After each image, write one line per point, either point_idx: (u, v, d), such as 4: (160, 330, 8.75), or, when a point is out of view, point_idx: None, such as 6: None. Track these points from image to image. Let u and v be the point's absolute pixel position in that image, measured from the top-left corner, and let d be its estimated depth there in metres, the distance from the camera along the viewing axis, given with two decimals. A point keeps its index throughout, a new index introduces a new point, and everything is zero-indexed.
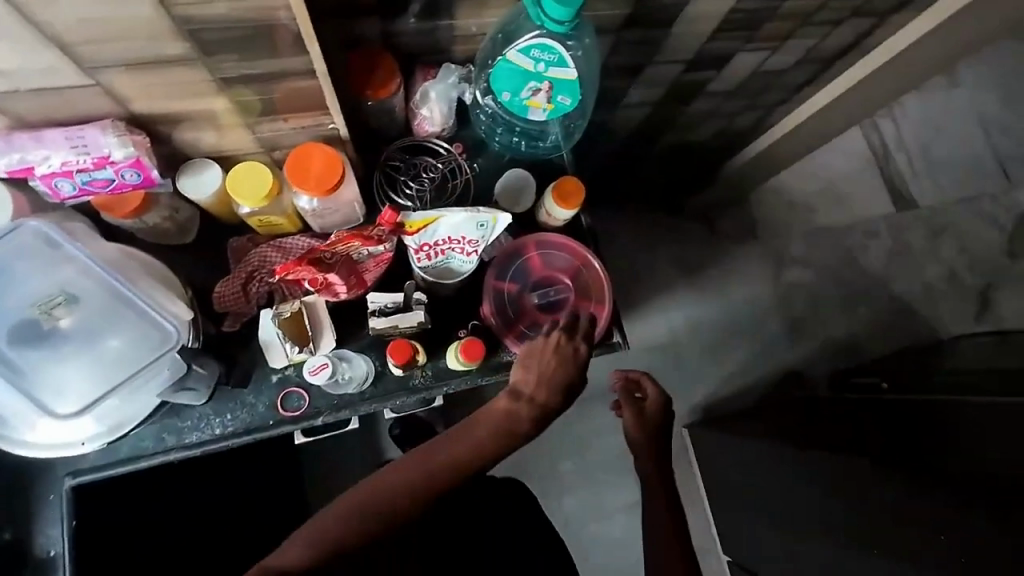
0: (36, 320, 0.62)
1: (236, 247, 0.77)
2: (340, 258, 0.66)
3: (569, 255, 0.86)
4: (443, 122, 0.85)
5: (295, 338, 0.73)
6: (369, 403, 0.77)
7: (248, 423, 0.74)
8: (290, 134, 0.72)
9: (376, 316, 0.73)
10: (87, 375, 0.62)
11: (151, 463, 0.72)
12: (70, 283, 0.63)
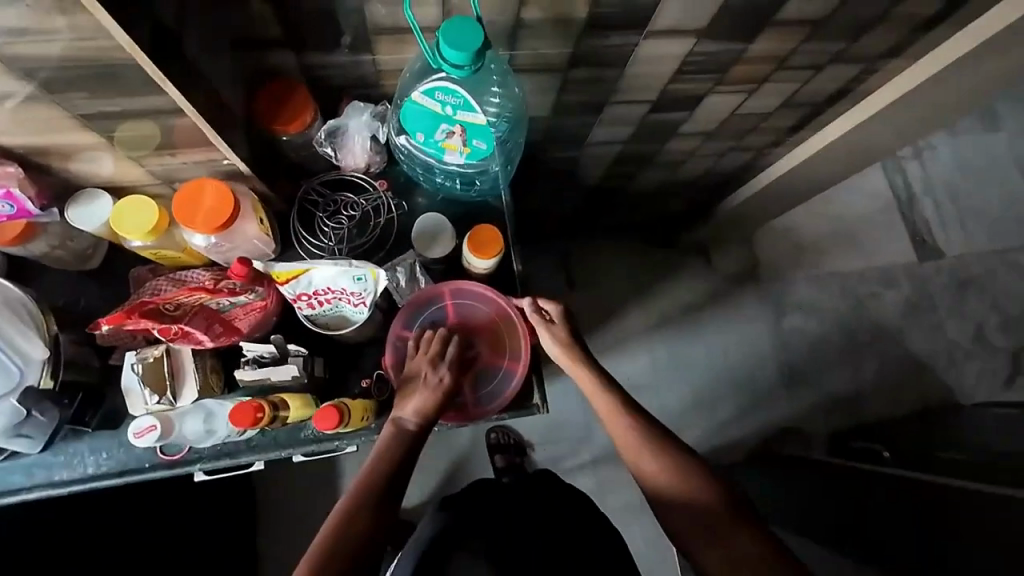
0: None
1: (135, 278, 0.75)
2: (191, 310, 0.58)
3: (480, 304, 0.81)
4: (366, 159, 0.82)
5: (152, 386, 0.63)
6: (255, 453, 0.71)
7: (123, 464, 0.68)
8: (185, 167, 0.69)
9: (246, 368, 0.66)
10: None
11: (11, 499, 0.66)
12: None
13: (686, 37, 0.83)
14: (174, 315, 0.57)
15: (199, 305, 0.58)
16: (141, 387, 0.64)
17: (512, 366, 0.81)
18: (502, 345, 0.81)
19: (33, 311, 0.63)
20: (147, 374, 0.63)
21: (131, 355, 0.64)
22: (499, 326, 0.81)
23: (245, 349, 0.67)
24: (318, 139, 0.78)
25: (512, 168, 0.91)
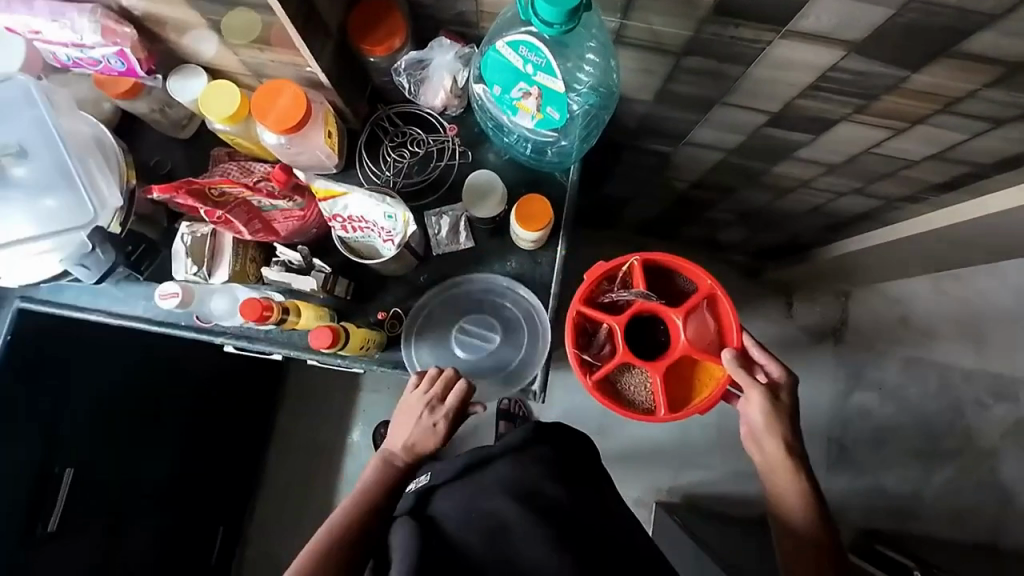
0: None
1: (213, 157, 0.80)
2: (236, 201, 0.62)
3: (713, 320, 0.80)
4: (443, 98, 0.80)
5: (192, 257, 0.69)
6: (266, 342, 0.77)
7: (163, 315, 0.79)
8: (274, 65, 0.72)
9: (273, 268, 0.72)
10: (9, 220, 0.67)
11: (79, 315, 0.79)
12: (27, 140, 0.67)
13: (834, 47, 0.70)
14: (220, 200, 0.62)
15: (243, 198, 0.63)
16: (185, 256, 0.70)
17: (672, 389, 0.80)
18: (683, 371, 0.80)
19: (121, 164, 0.71)
20: (193, 245, 0.70)
21: (183, 226, 0.71)
22: (708, 350, 0.79)
23: (278, 251, 0.73)
24: (397, 69, 0.77)
25: (593, 141, 0.83)
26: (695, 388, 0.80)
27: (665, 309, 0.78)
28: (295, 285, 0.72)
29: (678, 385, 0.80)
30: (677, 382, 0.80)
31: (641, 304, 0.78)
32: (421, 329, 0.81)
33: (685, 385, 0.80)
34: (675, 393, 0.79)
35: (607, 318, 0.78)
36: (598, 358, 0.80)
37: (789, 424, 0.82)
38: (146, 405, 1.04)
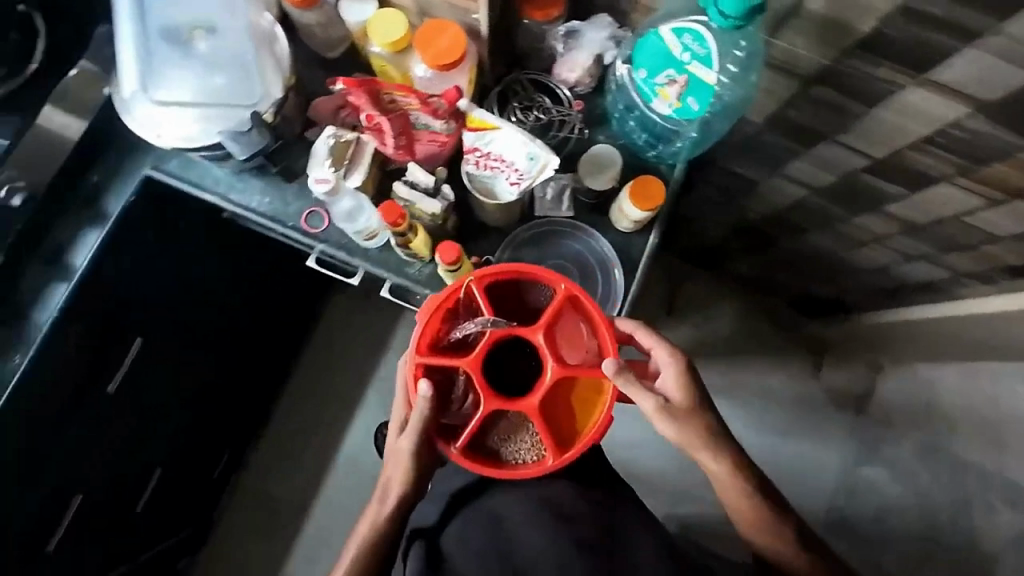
0: (186, 31, 0.78)
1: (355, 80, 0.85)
2: (397, 108, 0.73)
3: (591, 327, 0.77)
4: (580, 74, 0.84)
5: (334, 156, 0.74)
6: (364, 259, 0.83)
7: (275, 213, 0.84)
8: (442, 7, 0.78)
9: (403, 185, 0.76)
10: (190, 86, 0.78)
11: (199, 195, 0.85)
12: (221, 24, 0.79)
13: (962, 103, 0.74)
14: (388, 106, 0.73)
15: (405, 110, 0.74)
16: (325, 156, 0.76)
17: (554, 421, 0.77)
18: (560, 396, 0.77)
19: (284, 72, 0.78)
20: (336, 147, 0.76)
21: (329, 129, 0.76)
22: (582, 365, 0.76)
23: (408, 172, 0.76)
24: (553, 34, 0.83)
25: (704, 149, 0.87)
26: (586, 414, 0.77)
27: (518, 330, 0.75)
28: (418, 208, 0.77)
29: (562, 416, 0.77)
30: (557, 413, 0.77)
31: (487, 335, 0.75)
32: None
33: (570, 412, 0.78)
34: (562, 421, 0.77)
35: (457, 364, 0.74)
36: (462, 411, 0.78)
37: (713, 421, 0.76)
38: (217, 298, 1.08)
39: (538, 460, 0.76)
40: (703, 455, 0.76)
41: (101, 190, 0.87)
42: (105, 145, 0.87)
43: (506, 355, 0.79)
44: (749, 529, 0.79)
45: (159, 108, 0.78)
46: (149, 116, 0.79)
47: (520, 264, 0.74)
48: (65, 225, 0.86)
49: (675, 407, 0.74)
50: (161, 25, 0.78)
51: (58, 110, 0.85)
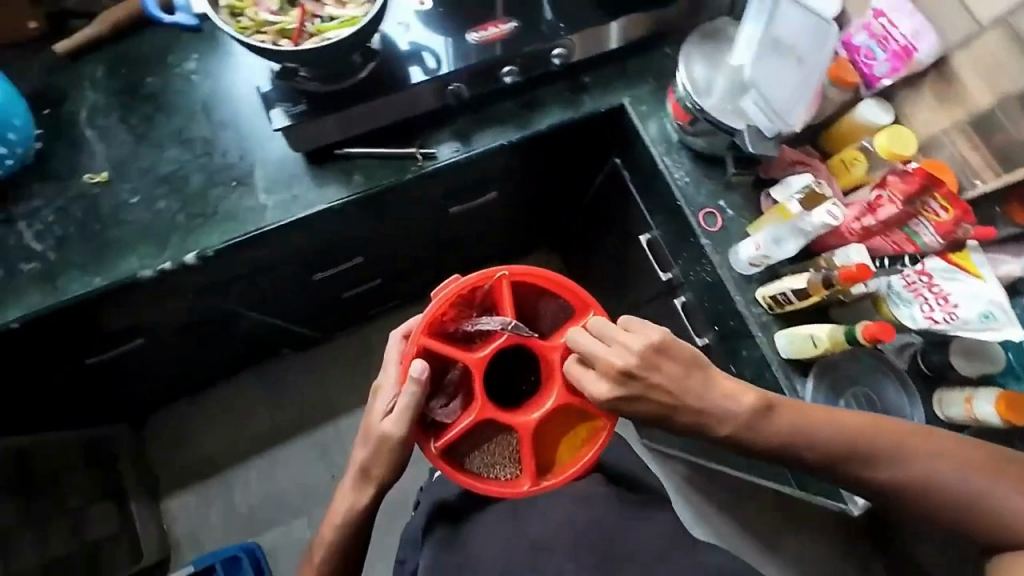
0: (778, 44, 0.91)
1: (807, 150, 0.99)
2: (915, 209, 0.84)
3: None
4: (1019, 270, 0.87)
5: (813, 195, 0.89)
6: (728, 273, 0.94)
7: (685, 192, 0.98)
8: (950, 158, 0.90)
9: (847, 254, 0.86)
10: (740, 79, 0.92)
11: (645, 141, 1.01)
12: (802, 59, 0.90)
13: None
14: (912, 205, 0.83)
15: (914, 216, 0.84)
16: (802, 189, 0.90)
17: (536, 446, 0.80)
18: (548, 424, 0.80)
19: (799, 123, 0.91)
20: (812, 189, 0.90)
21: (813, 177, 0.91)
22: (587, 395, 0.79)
23: (841, 253, 0.87)
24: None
25: None
26: (575, 447, 0.79)
27: (535, 342, 0.79)
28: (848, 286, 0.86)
29: (545, 443, 0.80)
30: (543, 438, 0.80)
31: (502, 339, 0.80)
32: (821, 371, 0.91)
33: (552, 444, 0.80)
34: (549, 449, 0.80)
35: (461, 358, 0.78)
36: (445, 413, 0.80)
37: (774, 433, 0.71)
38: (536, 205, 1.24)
39: (512, 476, 0.79)
40: (712, 438, 0.73)
41: (584, 88, 1.02)
42: (608, 63, 1.04)
43: (514, 360, 0.86)
44: (867, 486, 0.71)
45: (706, 70, 0.94)
46: (710, 79, 0.93)
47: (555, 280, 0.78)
48: (544, 96, 1.01)
49: (644, 409, 0.70)
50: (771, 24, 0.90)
51: (597, 31, 0.97)
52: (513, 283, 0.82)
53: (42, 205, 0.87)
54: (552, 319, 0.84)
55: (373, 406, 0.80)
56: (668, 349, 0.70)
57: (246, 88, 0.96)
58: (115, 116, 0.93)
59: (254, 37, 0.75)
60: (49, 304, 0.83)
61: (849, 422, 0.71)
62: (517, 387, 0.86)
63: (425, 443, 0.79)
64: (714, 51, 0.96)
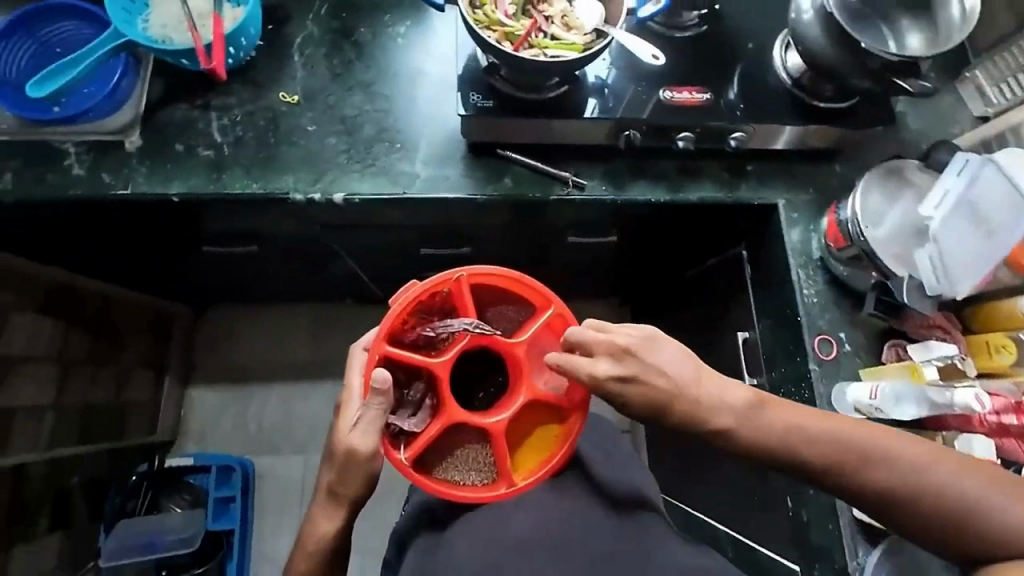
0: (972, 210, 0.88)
1: (947, 316, 0.95)
2: None
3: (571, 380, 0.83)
4: None
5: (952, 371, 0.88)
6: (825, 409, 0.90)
7: (807, 311, 0.96)
8: None
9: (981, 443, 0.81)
10: (914, 227, 0.92)
11: (784, 247, 0.99)
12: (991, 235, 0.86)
13: None
14: None
15: None
16: (945, 360, 0.88)
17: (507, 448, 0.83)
18: (516, 424, 0.84)
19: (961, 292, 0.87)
20: (949, 365, 0.88)
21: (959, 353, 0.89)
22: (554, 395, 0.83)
23: (971, 438, 0.82)
24: None
25: None
26: (544, 444, 0.83)
27: (500, 341, 0.82)
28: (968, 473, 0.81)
29: (515, 444, 0.84)
30: (513, 439, 0.84)
31: (466, 339, 0.82)
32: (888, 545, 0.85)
33: (523, 447, 0.84)
34: (518, 452, 0.83)
35: (425, 364, 0.79)
36: (411, 422, 0.82)
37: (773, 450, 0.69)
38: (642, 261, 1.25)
39: (488, 481, 0.82)
40: (705, 434, 0.71)
41: (743, 175, 1.02)
42: (775, 160, 1.04)
43: (483, 360, 0.90)
44: (867, 494, 0.68)
45: (886, 204, 0.93)
46: (884, 211, 0.92)
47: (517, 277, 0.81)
48: (703, 169, 1.01)
49: (639, 409, 0.70)
50: (970, 190, 0.88)
51: (780, 129, 0.97)
52: (472, 282, 0.84)
53: (234, 104, 0.94)
54: (506, 320, 0.87)
55: (339, 428, 0.80)
56: (651, 346, 0.70)
57: (441, 67, 1.01)
58: (323, 50, 1.00)
59: (485, 32, 0.80)
60: (207, 192, 0.89)
61: (837, 428, 0.69)
62: (485, 387, 0.90)
63: (392, 453, 0.80)
64: (898, 190, 0.94)
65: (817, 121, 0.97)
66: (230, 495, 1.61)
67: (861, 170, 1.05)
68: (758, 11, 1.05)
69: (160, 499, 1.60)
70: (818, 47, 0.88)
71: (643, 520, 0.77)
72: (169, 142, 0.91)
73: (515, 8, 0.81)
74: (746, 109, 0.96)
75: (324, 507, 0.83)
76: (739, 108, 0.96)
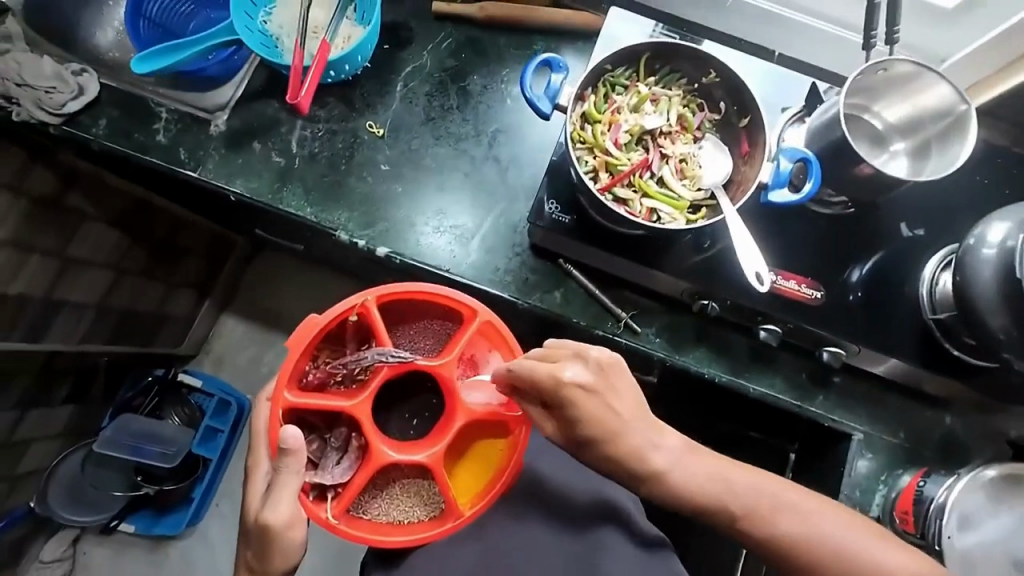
0: None
1: None
2: None
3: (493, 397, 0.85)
4: None
5: None
6: None
7: None
8: None
9: None
10: (1003, 554, 0.74)
11: (840, 490, 0.83)
12: None
13: None
14: None
15: None
16: None
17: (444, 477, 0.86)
18: (449, 452, 0.88)
19: None
20: None
21: None
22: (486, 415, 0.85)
23: None
24: None
25: None
26: (488, 463, 0.87)
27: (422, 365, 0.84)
28: None
29: (453, 474, 0.88)
30: (450, 470, 0.88)
31: (383, 370, 0.84)
32: None
33: (460, 477, 0.88)
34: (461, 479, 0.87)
35: (344, 406, 0.82)
36: (338, 470, 0.83)
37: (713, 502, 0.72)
38: (678, 405, 1.12)
39: (433, 514, 0.85)
40: (641, 474, 0.72)
41: (826, 387, 0.86)
42: (873, 383, 0.86)
43: (403, 389, 0.92)
44: (769, 545, 0.70)
45: (990, 513, 0.74)
46: (980, 517, 0.74)
47: (445, 289, 0.81)
48: (782, 363, 0.86)
49: (597, 441, 0.71)
50: None
51: (891, 360, 0.81)
52: (385, 308, 0.86)
53: (321, 118, 0.91)
54: (426, 339, 0.89)
55: (252, 500, 0.80)
56: (611, 371, 0.71)
57: (539, 146, 0.92)
58: (427, 87, 0.93)
59: (582, 157, 0.70)
60: (263, 200, 0.87)
61: (740, 479, 0.72)
62: (411, 416, 0.92)
63: (319, 510, 0.80)
64: (1012, 497, 0.75)
65: (938, 369, 0.80)
66: (221, 426, 1.64)
67: (975, 432, 0.86)
68: (931, 204, 0.85)
69: (164, 407, 1.66)
70: (984, 299, 0.71)
71: (598, 538, 0.84)
72: (249, 138, 0.90)
73: (628, 139, 0.70)
74: (863, 300, 0.81)
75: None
76: (855, 296, 0.81)
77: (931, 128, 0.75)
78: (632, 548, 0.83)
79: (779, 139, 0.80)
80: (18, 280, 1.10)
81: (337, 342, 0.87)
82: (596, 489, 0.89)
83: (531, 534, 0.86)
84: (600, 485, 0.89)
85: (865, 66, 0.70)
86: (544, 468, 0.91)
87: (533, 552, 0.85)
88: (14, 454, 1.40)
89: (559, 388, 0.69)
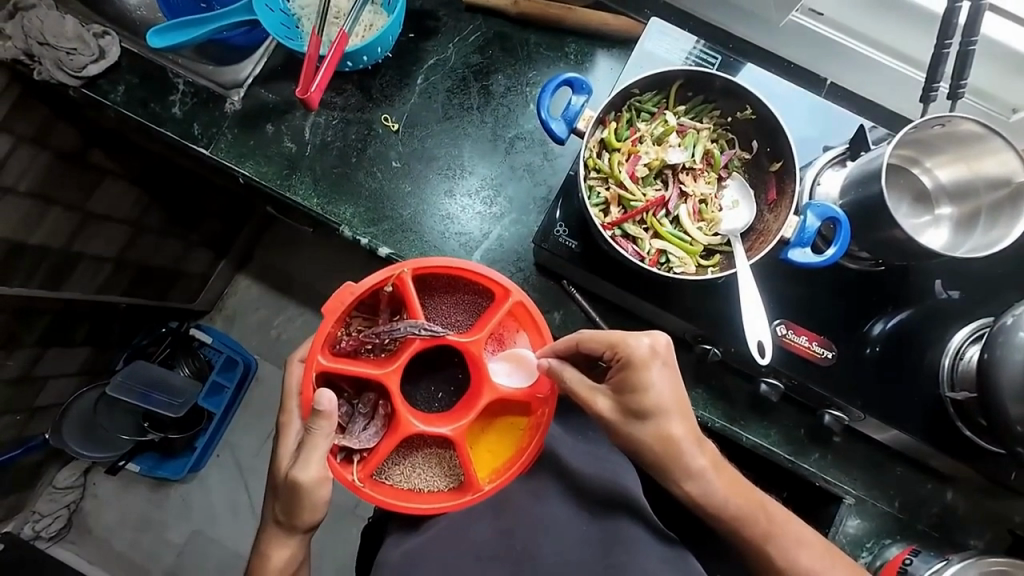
0: None
1: None
2: None
3: (525, 376, 0.73)
4: None
5: None
6: None
7: None
8: None
9: None
10: None
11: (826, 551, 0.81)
12: None
13: None
14: None
15: None
16: None
17: (471, 453, 0.74)
18: (477, 425, 0.76)
19: None
20: None
21: None
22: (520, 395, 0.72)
23: None
24: None
25: None
26: (517, 443, 0.74)
27: (453, 341, 0.71)
28: None
29: (481, 450, 0.75)
30: (474, 445, 0.75)
31: (414, 342, 0.71)
32: None
33: (485, 453, 0.75)
34: (486, 460, 0.74)
35: (375, 374, 0.70)
36: (365, 434, 0.71)
37: (746, 515, 0.67)
38: None
39: (455, 488, 0.73)
40: (681, 479, 0.66)
41: (825, 446, 0.82)
42: (873, 447, 0.82)
43: (429, 359, 0.79)
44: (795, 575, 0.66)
45: None
46: None
47: (468, 264, 0.71)
48: (780, 415, 0.82)
49: (654, 429, 0.64)
50: None
51: (896, 431, 0.77)
52: (421, 276, 0.73)
53: (337, 106, 0.88)
54: (461, 310, 0.76)
55: (282, 460, 0.69)
56: (675, 355, 0.65)
57: (556, 158, 0.88)
58: (448, 83, 0.89)
59: (596, 192, 0.69)
60: (273, 185, 0.86)
61: (770, 504, 0.69)
62: (438, 386, 0.78)
63: (344, 472, 0.69)
64: None
65: (945, 447, 0.75)
66: (228, 384, 1.45)
67: (974, 512, 0.82)
68: (974, 268, 0.78)
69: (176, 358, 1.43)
70: (1010, 386, 0.65)
71: (617, 528, 0.69)
72: (262, 121, 0.88)
73: (646, 173, 0.70)
74: (879, 356, 0.76)
75: (275, 539, 0.71)
76: (872, 349, 0.77)
77: (983, 196, 0.70)
78: (656, 547, 0.67)
79: (815, 182, 0.73)
80: (38, 230, 1.06)
81: (371, 310, 0.75)
82: (612, 475, 0.74)
83: (541, 515, 0.72)
84: (618, 471, 0.74)
85: (924, 118, 0.64)
86: (561, 447, 0.77)
87: (552, 538, 0.70)
88: (26, 392, 1.23)
89: (636, 358, 0.62)
